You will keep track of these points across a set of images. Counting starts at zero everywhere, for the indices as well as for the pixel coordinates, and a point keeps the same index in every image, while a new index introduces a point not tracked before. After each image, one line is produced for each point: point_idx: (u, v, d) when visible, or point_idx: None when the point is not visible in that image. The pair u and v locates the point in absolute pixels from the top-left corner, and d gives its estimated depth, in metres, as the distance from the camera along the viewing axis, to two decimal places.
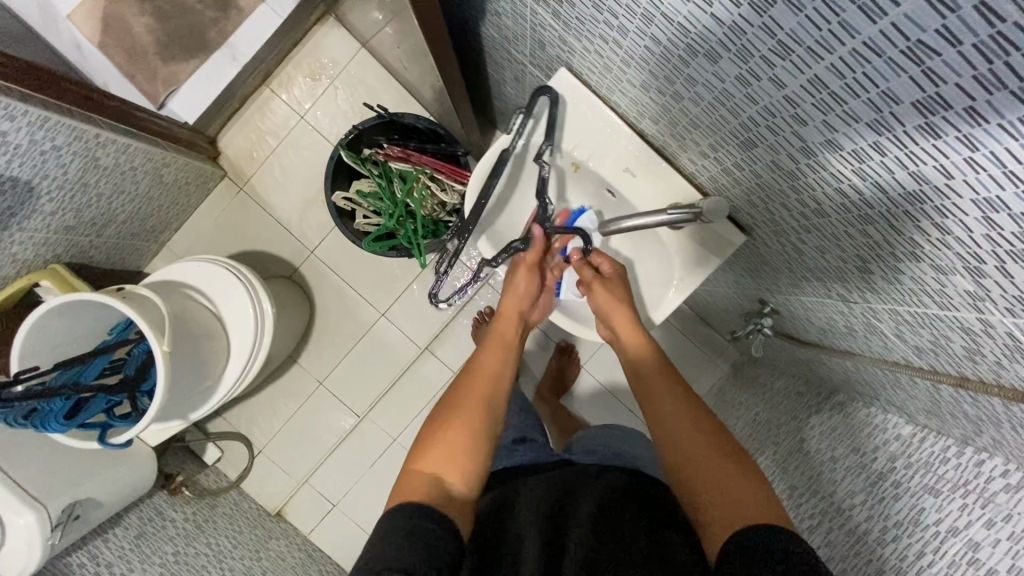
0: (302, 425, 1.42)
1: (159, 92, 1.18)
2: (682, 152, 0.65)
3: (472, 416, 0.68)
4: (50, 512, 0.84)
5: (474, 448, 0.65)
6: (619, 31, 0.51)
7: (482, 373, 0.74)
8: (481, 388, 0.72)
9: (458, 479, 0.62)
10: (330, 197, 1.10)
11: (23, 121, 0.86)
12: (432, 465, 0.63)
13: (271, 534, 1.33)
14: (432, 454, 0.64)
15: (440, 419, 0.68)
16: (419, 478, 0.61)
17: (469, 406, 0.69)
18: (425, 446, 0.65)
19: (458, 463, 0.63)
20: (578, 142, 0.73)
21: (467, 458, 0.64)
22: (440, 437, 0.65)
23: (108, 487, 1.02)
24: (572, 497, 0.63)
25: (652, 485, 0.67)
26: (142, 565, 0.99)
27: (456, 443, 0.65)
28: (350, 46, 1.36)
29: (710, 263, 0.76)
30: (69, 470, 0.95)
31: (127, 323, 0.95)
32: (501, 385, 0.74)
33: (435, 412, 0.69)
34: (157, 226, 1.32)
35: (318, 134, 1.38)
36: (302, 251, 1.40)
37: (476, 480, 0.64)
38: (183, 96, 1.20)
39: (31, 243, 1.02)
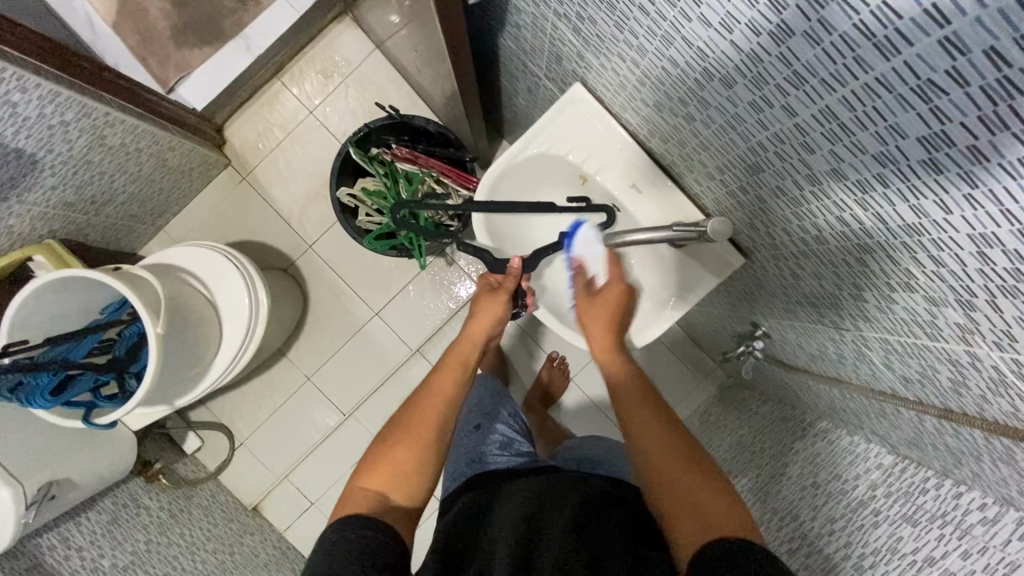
0: (287, 420, 1.41)
1: (169, 76, 1.26)
2: (689, 173, 0.65)
3: (421, 435, 0.70)
4: (25, 489, 0.83)
5: (421, 461, 0.69)
6: (638, 51, 0.53)
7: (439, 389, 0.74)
8: (432, 407, 0.73)
9: (402, 493, 0.67)
10: (334, 193, 1.10)
11: (34, 93, 0.86)
12: (379, 481, 0.67)
13: (246, 530, 1.34)
14: (381, 471, 0.67)
15: (390, 436, 0.71)
16: (364, 493, 0.65)
17: (418, 424, 0.71)
18: (374, 461, 0.69)
19: (405, 480, 0.67)
20: (585, 157, 0.72)
21: (411, 472, 0.68)
22: (388, 453, 0.69)
23: (88, 469, 1.00)
24: (547, 494, 0.66)
25: (628, 492, 0.68)
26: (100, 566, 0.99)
27: (404, 457, 0.68)
28: (364, 46, 1.38)
29: (706, 282, 0.77)
30: (56, 445, 0.94)
31: (121, 303, 0.94)
32: (453, 404, 0.74)
33: (388, 423, 0.73)
34: (155, 210, 1.31)
35: (326, 129, 1.39)
36: (300, 244, 1.39)
37: (421, 490, 0.68)
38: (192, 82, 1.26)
39: (28, 216, 1.02)
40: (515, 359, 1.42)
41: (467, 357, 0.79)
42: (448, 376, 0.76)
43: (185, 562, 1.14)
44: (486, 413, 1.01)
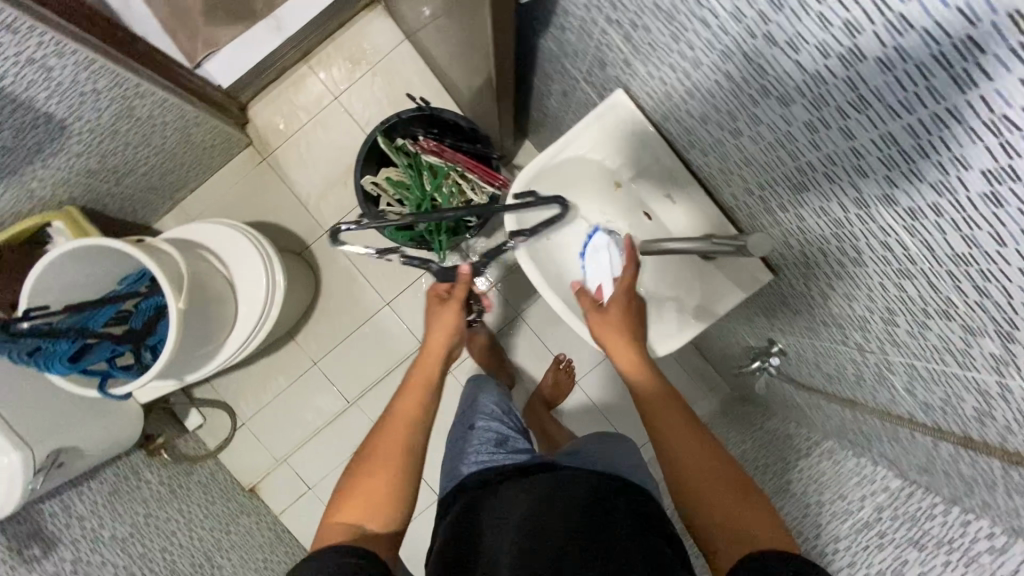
0: (290, 404, 1.41)
1: (198, 52, 1.29)
2: (725, 187, 0.66)
3: (389, 463, 0.79)
4: (35, 454, 0.83)
5: (392, 487, 0.77)
6: (692, 62, 0.53)
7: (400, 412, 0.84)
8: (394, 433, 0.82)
9: (377, 520, 0.75)
10: (360, 181, 1.10)
11: (69, 59, 0.86)
12: (353, 510, 0.75)
13: (242, 510, 1.35)
14: (355, 504, 0.76)
15: (362, 468, 0.79)
16: (343, 526, 0.74)
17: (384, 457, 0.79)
18: (349, 494, 0.77)
19: (378, 507, 0.76)
20: (622, 162, 0.74)
21: (383, 500, 0.76)
22: (361, 482, 0.77)
23: (97, 438, 1.00)
24: (546, 491, 0.66)
25: (627, 485, 0.70)
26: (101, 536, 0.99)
27: (375, 487, 0.77)
28: (394, 36, 1.38)
29: (730, 296, 0.77)
30: (68, 412, 0.94)
31: (140, 275, 0.93)
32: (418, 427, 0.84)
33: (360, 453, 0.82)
34: (173, 184, 1.31)
35: (350, 116, 1.39)
36: (316, 229, 1.39)
37: (395, 515, 0.76)
38: (218, 58, 1.29)
39: (50, 181, 1.02)
40: (521, 358, 1.43)
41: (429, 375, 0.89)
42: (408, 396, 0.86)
43: (181, 538, 1.14)
44: (495, 410, 1.01)
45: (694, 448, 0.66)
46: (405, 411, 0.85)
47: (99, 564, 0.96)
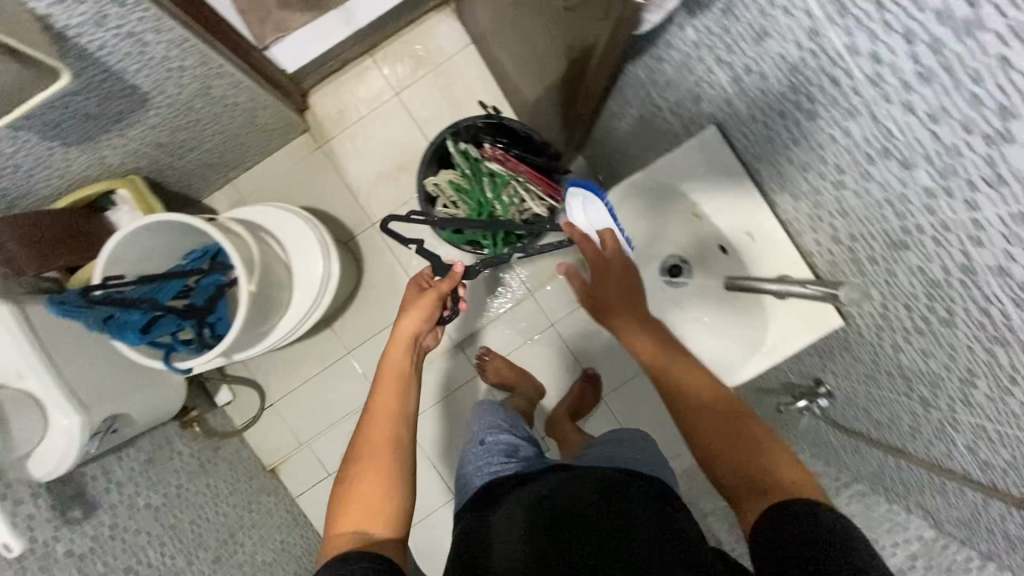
0: (319, 390, 1.42)
1: (267, 35, 1.33)
2: (810, 233, 0.67)
3: (383, 465, 0.80)
4: (92, 420, 0.86)
5: (389, 486, 0.79)
6: (808, 114, 0.55)
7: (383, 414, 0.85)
8: (381, 434, 0.83)
9: (379, 523, 0.76)
10: (422, 183, 1.14)
11: (167, 37, 0.87)
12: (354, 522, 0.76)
13: (264, 490, 1.36)
14: (353, 510, 0.77)
15: (356, 472, 0.80)
16: (346, 533, 0.75)
17: (375, 459, 0.80)
18: (345, 503, 0.78)
19: (378, 512, 0.77)
20: (709, 195, 0.74)
21: (381, 504, 0.77)
22: (357, 494, 0.78)
23: (148, 408, 1.01)
24: (546, 519, 0.68)
25: (635, 486, 0.74)
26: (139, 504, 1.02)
27: (370, 491, 0.78)
28: (460, 39, 1.39)
29: (798, 337, 0.73)
30: (122, 377, 0.96)
31: (204, 252, 0.95)
32: (403, 423, 0.85)
33: (350, 461, 0.82)
34: (230, 162, 1.32)
35: (408, 112, 1.40)
36: (364, 221, 1.41)
37: (395, 516, 0.77)
38: (288, 45, 1.34)
39: (120, 150, 1.04)
40: (550, 369, 1.46)
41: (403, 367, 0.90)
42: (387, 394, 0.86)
43: (208, 513, 1.16)
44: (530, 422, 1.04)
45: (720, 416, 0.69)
46: (384, 408, 0.85)
47: (134, 533, 0.98)
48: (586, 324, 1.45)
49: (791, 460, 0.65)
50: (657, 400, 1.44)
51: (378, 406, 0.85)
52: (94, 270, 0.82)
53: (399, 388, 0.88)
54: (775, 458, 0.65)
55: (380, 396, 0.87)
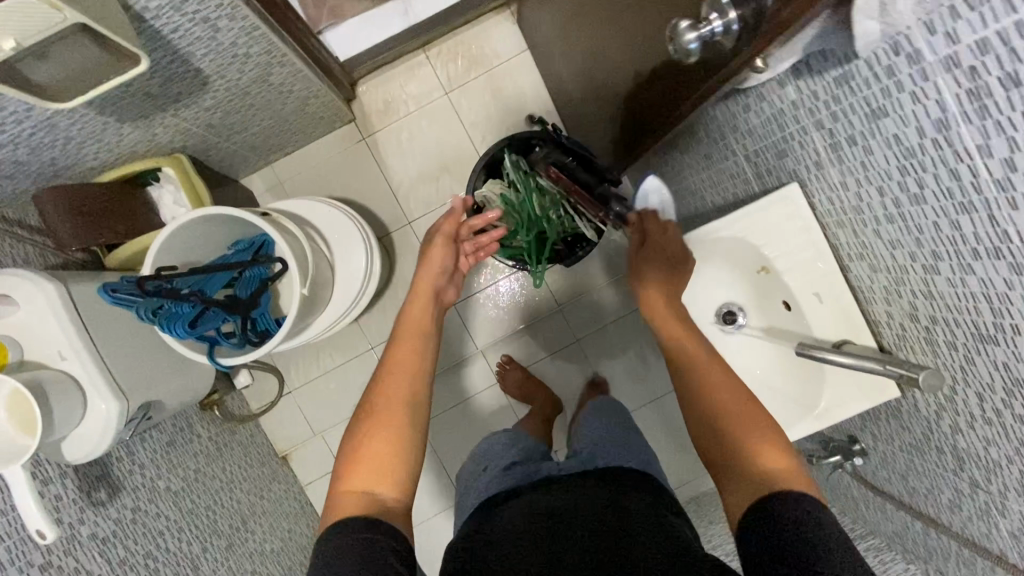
0: (339, 382, 1.42)
1: (321, 20, 1.24)
2: (882, 305, 0.67)
3: (397, 421, 0.74)
4: (128, 406, 0.85)
5: (402, 448, 0.72)
6: (913, 197, 0.54)
7: (403, 368, 0.80)
8: (398, 389, 0.77)
9: (387, 485, 0.69)
10: (471, 192, 1.14)
11: (239, 24, 0.85)
12: (363, 478, 0.69)
13: (275, 477, 1.37)
14: (361, 468, 0.70)
15: (366, 428, 0.73)
16: (352, 492, 0.68)
17: (390, 414, 0.74)
18: (353, 462, 0.71)
19: (388, 472, 0.70)
20: (783, 252, 0.73)
21: (391, 465, 0.70)
22: (369, 449, 0.71)
23: (179, 393, 1.00)
24: (545, 527, 0.70)
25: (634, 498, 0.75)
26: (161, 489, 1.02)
27: (382, 447, 0.71)
28: (517, 44, 1.37)
29: (854, 401, 0.72)
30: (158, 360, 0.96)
31: (248, 246, 0.94)
32: (420, 379, 0.80)
33: (361, 416, 0.75)
34: (273, 146, 1.30)
35: (456, 113, 1.38)
36: (400, 218, 1.39)
37: (406, 479, 0.71)
38: (342, 32, 1.26)
39: (172, 129, 1.02)
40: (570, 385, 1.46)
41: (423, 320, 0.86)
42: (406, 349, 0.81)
43: (223, 498, 1.16)
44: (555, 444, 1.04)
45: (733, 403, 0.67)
46: (402, 362, 0.80)
47: (155, 516, 0.98)
48: (610, 344, 1.45)
49: (785, 451, 0.62)
50: (672, 427, 1.45)
51: (395, 361, 0.80)
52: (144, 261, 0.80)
53: (421, 347, 0.83)
54: (765, 447, 0.62)
55: (399, 350, 0.82)
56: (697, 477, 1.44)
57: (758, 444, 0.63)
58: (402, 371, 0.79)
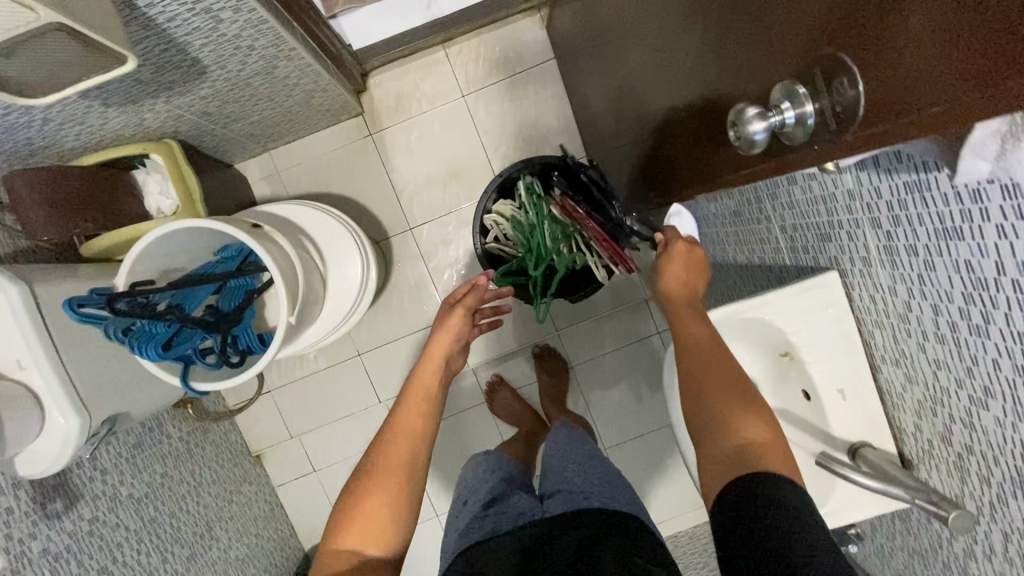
0: (321, 386, 1.37)
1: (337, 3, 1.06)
2: (912, 416, 0.62)
3: (395, 479, 0.71)
4: (93, 420, 0.78)
5: (396, 506, 0.69)
6: (975, 328, 0.49)
7: (405, 431, 0.76)
8: (398, 447, 0.74)
9: (377, 545, 0.67)
10: (481, 213, 1.09)
11: (245, 17, 0.77)
12: (354, 538, 0.67)
13: (246, 478, 1.32)
14: (351, 527, 0.68)
15: (361, 485, 0.71)
16: (341, 553, 0.66)
17: (386, 472, 0.71)
18: (345, 520, 0.69)
19: (379, 532, 0.67)
20: (810, 340, 0.67)
21: (384, 525, 0.68)
22: (363, 507, 0.69)
23: (152, 400, 0.94)
24: None
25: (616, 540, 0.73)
26: (122, 495, 0.97)
27: (376, 507, 0.69)
28: (542, 52, 1.29)
29: (863, 507, 0.68)
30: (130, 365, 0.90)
31: (236, 251, 0.87)
32: (424, 439, 0.76)
33: (358, 473, 0.73)
34: (273, 135, 1.22)
35: (471, 118, 1.31)
36: (400, 222, 1.32)
37: (398, 540, 0.68)
38: (358, 18, 1.11)
39: (163, 116, 0.94)
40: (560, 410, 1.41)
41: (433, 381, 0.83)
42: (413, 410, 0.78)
43: (189, 504, 1.11)
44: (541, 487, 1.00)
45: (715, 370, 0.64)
46: (406, 422, 0.77)
47: (113, 528, 0.93)
48: (605, 374, 1.41)
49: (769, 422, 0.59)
50: (658, 464, 1.41)
51: (399, 420, 0.77)
52: (119, 276, 0.74)
53: (427, 410, 0.79)
54: (747, 421, 0.60)
55: (405, 410, 0.78)
56: (677, 516, 1.42)
57: (737, 415, 0.60)
58: (405, 431, 0.76)
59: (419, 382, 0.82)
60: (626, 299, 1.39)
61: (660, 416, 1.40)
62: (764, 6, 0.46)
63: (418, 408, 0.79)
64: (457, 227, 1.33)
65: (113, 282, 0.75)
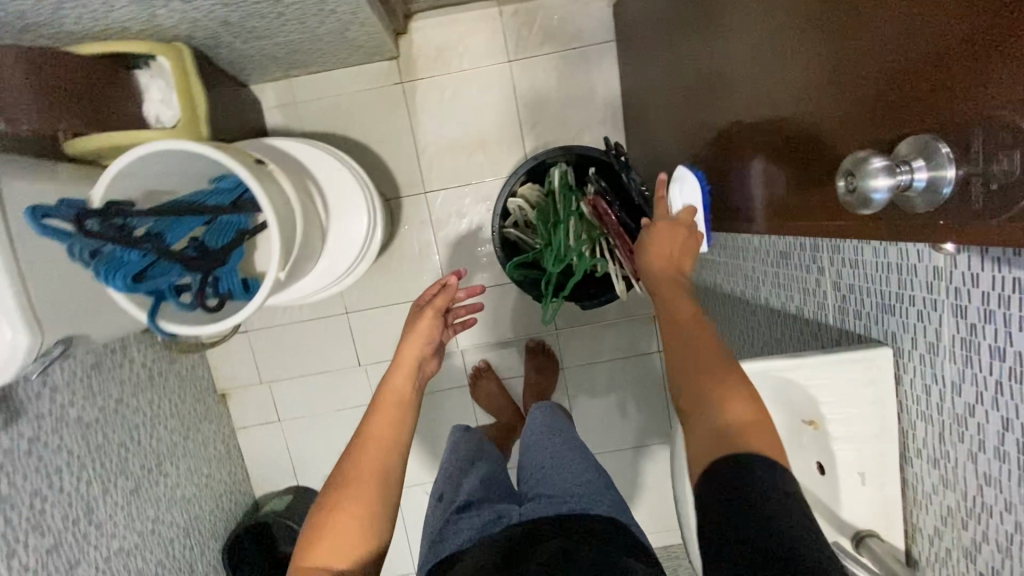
0: (302, 337, 1.30)
1: None
2: (937, 523, 0.57)
3: (365, 494, 0.66)
4: (43, 338, 0.70)
5: (366, 520, 0.65)
6: None
7: (373, 442, 0.70)
8: (366, 460, 0.69)
9: (347, 559, 0.63)
10: (506, 196, 1.02)
11: None
12: (326, 548, 0.63)
13: (207, 416, 1.26)
14: (319, 542, 0.64)
15: (328, 498, 0.67)
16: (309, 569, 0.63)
17: (356, 485, 0.67)
18: (312, 533, 0.65)
19: (348, 546, 0.64)
20: (842, 416, 0.61)
21: (352, 540, 0.64)
22: (329, 523, 0.65)
23: (111, 325, 0.86)
24: None
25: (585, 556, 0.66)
26: (70, 419, 0.90)
27: (344, 522, 0.65)
28: (603, 31, 1.19)
29: None
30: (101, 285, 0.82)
31: (233, 185, 0.78)
32: (395, 450, 0.71)
33: (326, 485, 0.68)
34: (296, 61, 1.11)
35: (513, 87, 1.20)
36: (416, 184, 1.24)
37: (370, 553, 0.65)
38: None
39: (178, 16, 0.83)
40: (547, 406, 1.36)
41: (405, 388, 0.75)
42: (383, 420, 0.72)
43: (141, 435, 1.05)
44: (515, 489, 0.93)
45: (699, 348, 0.60)
46: (376, 433, 0.71)
47: (55, 451, 0.86)
48: (595, 382, 1.35)
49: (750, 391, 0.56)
50: (631, 483, 1.38)
51: (368, 432, 0.71)
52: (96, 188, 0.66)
53: (400, 418, 0.73)
54: (731, 397, 0.56)
55: (373, 419, 0.72)
56: None
57: (728, 388, 0.57)
58: (373, 443, 0.70)
59: (391, 388, 0.74)
60: (634, 311, 1.32)
61: (642, 435, 1.36)
62: (909, 42, 0.38)
63: (388, 417, 0.72)
64: (474, 201, 1.25)
65: (87, 194, 0.66)
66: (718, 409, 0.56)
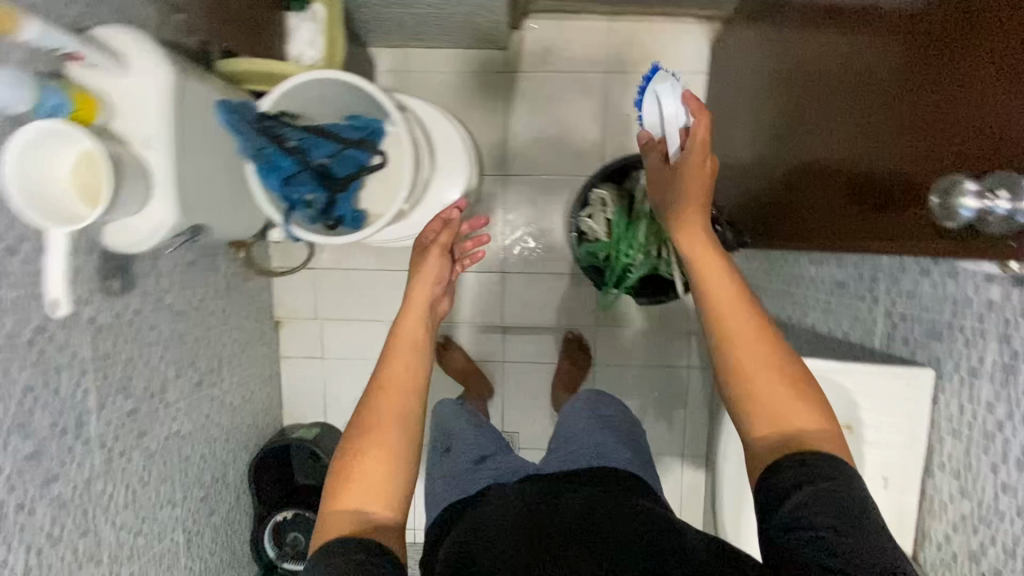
0: (363, 283, 1.39)
1: None
2: (951, 529, 0.64)
3: (391, 438, 0.64)
4: (182, 221, 0.80)
5: (393, 465, 0.63)
6: None
7: (392, 388, 0.67)
8: (390, 405, 0.66)
9: (381, 503, 0.62)
10: (590, 187, 1.11)
11: None
12: (357, 493, 0.62)
13: (262, 338, 1.35)
14: (349, 487, 0.62)
15: (355, 444, 0.64)
16: (342, 514, 0.61)
17: (383, 432, 0.64)
18: (341, 478, 0.63)
19: (381, 490, 0.62)
20: (880, 424, 0.69)
21: (382, 484, 0.62)
22: (359, 468, 0.63)
23: (235, 225, 0.96)
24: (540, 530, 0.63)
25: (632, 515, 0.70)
26: (166, 304, 0.99)
27: (372, 467, 0.63)
28: (698, 63, 1.29)
29: None
30: (232, 190, 0.92)
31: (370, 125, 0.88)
32: (416, 393, 0.68)
33: (348, 434, 0.66)
34: (420, 34, 1.22)
35: (605, 96, 1.31)
36: (499, 165, 1.33)
37: (404, 496, 0.63)
38: None
39: None
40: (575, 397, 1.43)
41: (416, 334, 0.72)
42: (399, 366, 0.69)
43: (211, 337, 1.14)
44: None
45: (763, 359, 0.62)
46: (394, 379, 0.68)
47: (150, 328, 0.95)
48: (623, 383, 1.42)
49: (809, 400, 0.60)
50: None
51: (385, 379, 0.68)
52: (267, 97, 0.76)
53: (416, 362, 0.70)
54: (789, 405, 0.60)
55: (390, 366, 0.69)
56: None
57: (783, 395, 0.60)
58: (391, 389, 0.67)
59: (405, 335, 0.71)
60: (673, 324, 1.40)
61: (657, 441, 1.43)
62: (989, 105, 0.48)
63: (404, 362, 0.69)
64: (547, 192, 1.34)
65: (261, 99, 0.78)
66: (786, 421, 0.60)
